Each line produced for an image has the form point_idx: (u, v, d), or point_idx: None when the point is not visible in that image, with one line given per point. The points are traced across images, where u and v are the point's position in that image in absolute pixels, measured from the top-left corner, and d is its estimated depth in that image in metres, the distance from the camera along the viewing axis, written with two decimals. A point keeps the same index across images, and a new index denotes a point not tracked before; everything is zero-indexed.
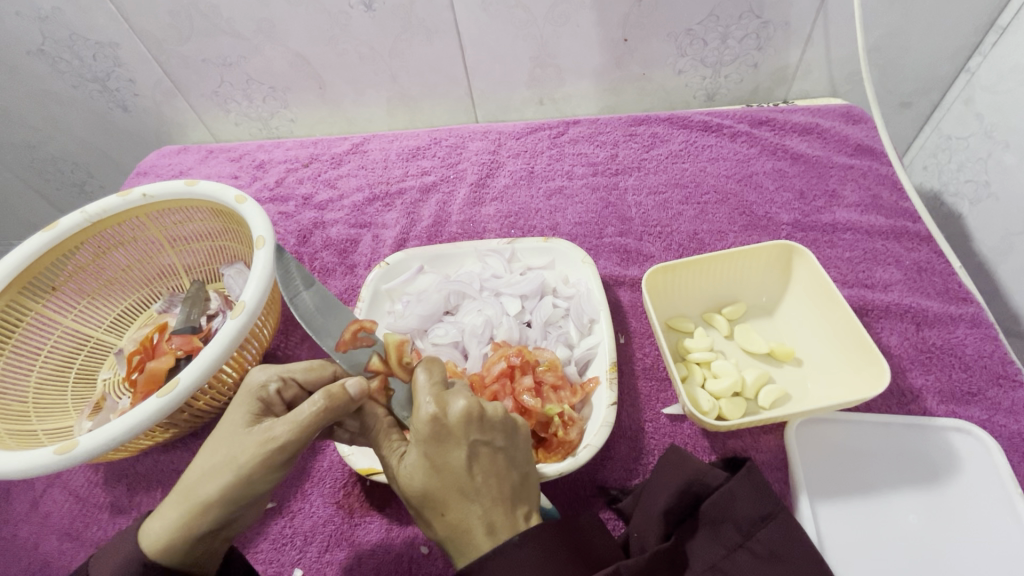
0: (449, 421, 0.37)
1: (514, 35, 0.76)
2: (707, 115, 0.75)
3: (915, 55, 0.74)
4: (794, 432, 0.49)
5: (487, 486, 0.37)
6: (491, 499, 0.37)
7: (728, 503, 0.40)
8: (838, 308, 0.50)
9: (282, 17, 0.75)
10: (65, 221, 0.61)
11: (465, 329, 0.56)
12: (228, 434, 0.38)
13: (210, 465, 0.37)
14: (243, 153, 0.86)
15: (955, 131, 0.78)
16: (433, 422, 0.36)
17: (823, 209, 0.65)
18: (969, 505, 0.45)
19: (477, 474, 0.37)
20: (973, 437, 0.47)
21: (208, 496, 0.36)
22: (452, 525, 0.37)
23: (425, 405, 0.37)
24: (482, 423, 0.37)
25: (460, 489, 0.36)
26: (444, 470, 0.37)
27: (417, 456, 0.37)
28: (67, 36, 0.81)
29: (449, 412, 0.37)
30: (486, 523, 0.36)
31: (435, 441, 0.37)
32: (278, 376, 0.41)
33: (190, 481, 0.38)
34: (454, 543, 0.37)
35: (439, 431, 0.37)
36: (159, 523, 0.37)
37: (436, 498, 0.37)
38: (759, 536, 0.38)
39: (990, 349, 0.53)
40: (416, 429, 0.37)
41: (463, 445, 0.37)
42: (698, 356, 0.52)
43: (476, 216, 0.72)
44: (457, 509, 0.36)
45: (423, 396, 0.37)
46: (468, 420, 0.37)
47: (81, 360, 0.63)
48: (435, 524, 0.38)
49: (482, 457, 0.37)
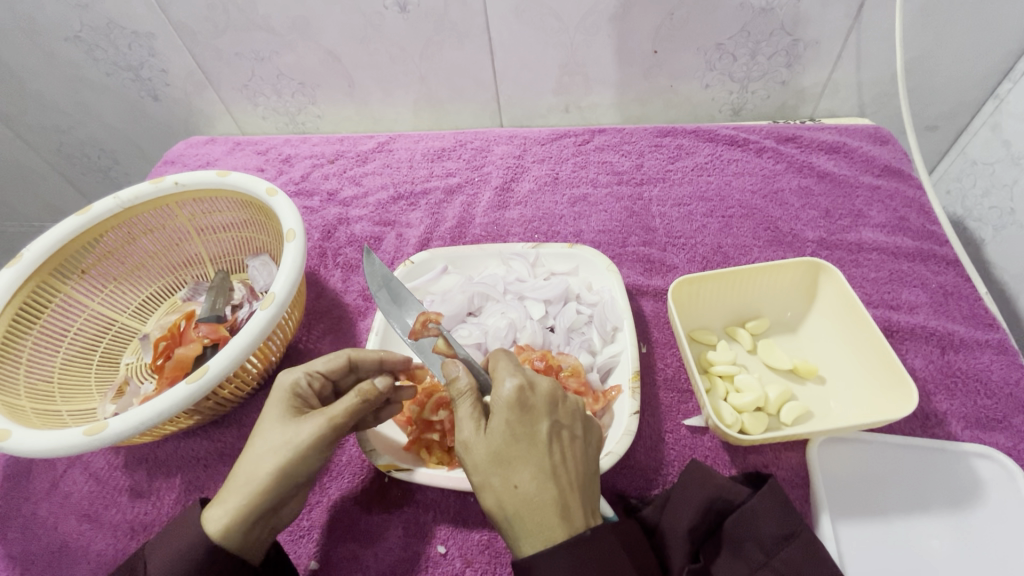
0: (534, 393, 0.38)
1: (545, 42, 0.76)
2: (734, 129, 0.76)
3: (946, 78, 0.74)
4: (816, 449, 0.49)
5: (567, 467, 0.36)
6: (568, 480, 0.36)
7: (750, 521, 0.40)
8: (864, 327, 0.50)
9: (317, 15, 0.76)
10: (98, 206, 0.62)
11: (488, 331, 0.56)
12: (272, 426, 0.41)
13: (264, 449, 0.40)
14: (270, 146, 0.87)
15: (981, 156, 0.77)
16: (518, 393, 0.37)
17: (849, 227, 0.65)
18: (992, 531, 0.45)
19: (557, 452, 0.36)
20: (997, 463, 0.47)
21: (267, 476, 0.39)
22: (525, 503, 0.35)
23: (511, 378, 0.38)
24: (563, 407, 0.39)
25: (541, 465, 0.35)
26: (525, 440, 0.36)
27: (496, 426, 0.37)
28: (103, 25, 0.82)
29: (534, 386, 0.38)
30: (563, 504, 0.35)
31: (520, 411, 0.37)
32: (305, 372, 0.43)
33: (243, 471, 0.40)
34: (522, 523, 0.35)
35: (524, 401, 0.37)
36: (215, 504, 0.40)
37: (512, 471, 0.35)
38: (782, 555, 0.39)
39: (1016, 376, 0.52)
40: (500, 398, 0.37)
41: (547, 419, 0.37)
42: (721, 369, 0.52)
43: (500, 220, 0.73)
44: (534, 485, 0.35)
45: (507, 371, 0.38)
46: (552, 397, 0.38)
47: (105, 344, 0.63)
48: (502, 500, 0.35)
49: (563, 437, 0.37)
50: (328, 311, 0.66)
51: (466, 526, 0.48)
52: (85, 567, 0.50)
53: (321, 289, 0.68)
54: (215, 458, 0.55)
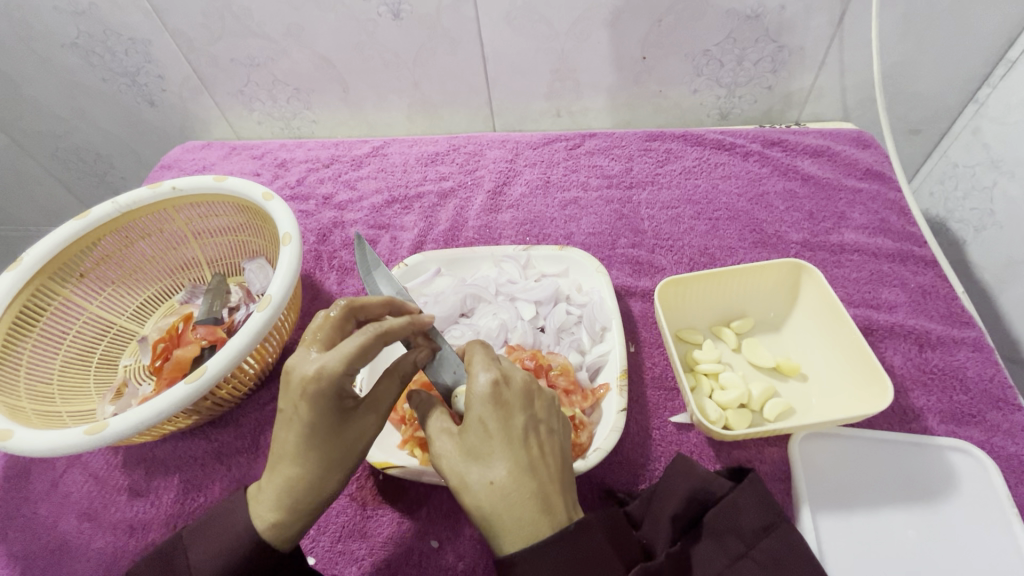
0: (509, 387, 0.39)
1: (536, 49, 0.78)
2: (721, 133, 0.78)
3: (926, 83, 0.76)
4: (797, 444, 0.50)
5: (545, 462, 0.37)
6: (547, 474, 0.37)
7: (731, 514, 0.41)
8: (845, 326, 0.52)
9: (312, 21, 0.77)
10: (97, 211, 0.63)
11: (480, 331, 0.58)
12: (332, 440, 0.40)
13: (329, 466, 0.40)
14: (266, 151, 0.88)
15: (962, 159, 0.79)
16: (493, 387, 0.38)
17: (832, 229, 0.67)
18: (966, 522, 0.46)
19: (533, 446, 0.38)
20: (972, 457, 0.49)
21: (333, 486, 0.41)
22: (503, 498, 0.36)
23: (485, 372, 0.39)
24: (538, 401, 0.40)
25: (519, 461, 0.36)
26: (499, 436, 0.37)
27: (472, 421, 0.38)
28: (101, 32, 0.83)
29: (508, 379, 0.39)
30: (544, 499, 0.36)
31: (496, 405, 0.38)
32: (348, 372, 0.38)
33: (308, 490, 0.40)
34: (500, 519, 0.36)
35: (499, 395, 0.38)
36: (269, 512, 0.40)
37: (488, 467, 0.37)
38: (761, 546, 0.40)
39: (991, 372, 0.54)
40: (474, 393, 0.38)
41: (522, 413, 0.38)
42: (706, 367, 0.53)
43: (492, 223, 0.74)
44: (510, 481, 0.36)
45: (481, 367, 0.39)
46: (527, 389, 0.39)
47: (103, 347, 0.64)
48: (478, 497, 0.36)
49: (539, 431, 0.39)
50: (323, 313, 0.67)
51: (459, 520, 0.49)
52: (85, 565, 0.51)
53: (316, 292, 0.69)
54: (213, 457, 0.56)
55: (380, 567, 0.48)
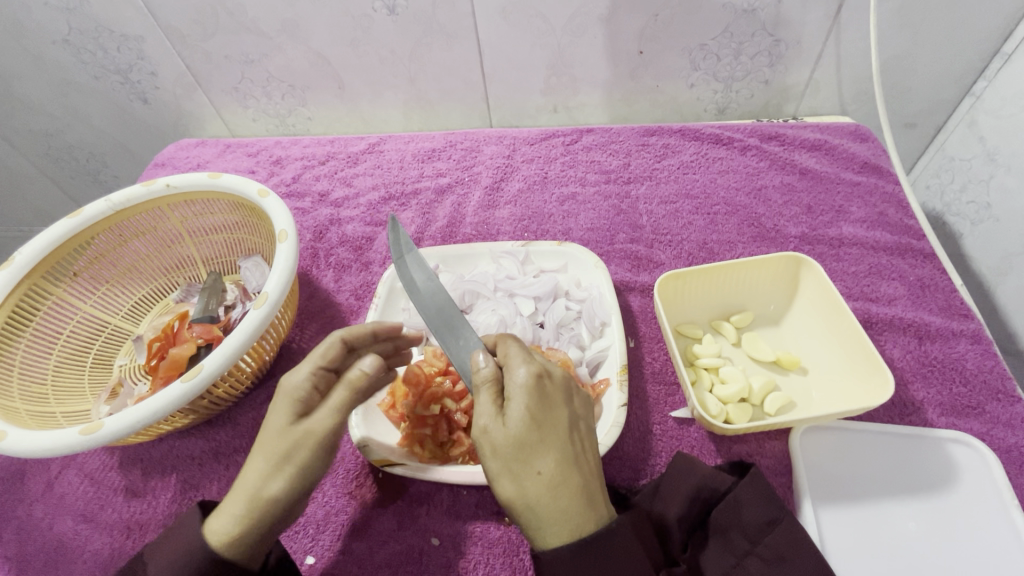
0: (550, 379, 0.39)
1: (533, 44, 0.77)
2: (719, 128, 0.77)
3: (923, 77, 0.76)
4: (798, 438, 0.50)
5: (586, 457, 0.38)
6: (588, 470, 0.37)
7: (734, 510, 0.41)
8: (844, 319, 0.52)
9: (307, 17, 0.76)
10: (89, 209, 0.62)
11: (479, 328, 0.57)
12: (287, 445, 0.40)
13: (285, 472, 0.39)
14: (261, 148, 0.87)
15: (958, 152, 0.79)
16: (537, 378, 0.38)
17: (830, 223, 0.67)
18: (966, 512, 0.46)
19: (576, 441, 0.38)
20: (972, 448, 0.49)
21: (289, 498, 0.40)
22: (549, 491, 0.35)
23: (527, 365, 0.39)
24: (575, 398, 0.40)
25: (563, 451, 0.36)
26: (547, 427, 0.36)
27: (513, 414, 0.36)
28: (92, 28, 0.82)
29: (549, 373, 0.39)
30: (587, 493, 0.36)
31: (539, 397, 0.37)
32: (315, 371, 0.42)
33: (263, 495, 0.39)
34: (543, 512, 0.35)
35: (542, 388, 0.38)
36: (231, 525, 0.39)
37: (535, 458, 0.35)
38: (766, 541, 0.40)
39: (990, 364, 0.54)
40: (518, 382, 0.38)
41: (564, 407, 0.38)
42: (706, 362, 0.53)
43: (490, 219, 0.74)
44: (558, 472, 0.35)
45: (520, 360, 0.39)
46: (567, 383, 0.40)
47: (98, 346, 0.64)
48: (523, 488, 0.35)
49: (579, 428, 0.39)
50: (320, 311, 0.66)
51: (459, 517, 0.49)
52: (82, 567, 0.50)
53: (313, 289, 0.69)
54: (210, 456, 0.55)
55: (381, 566, 0.47)
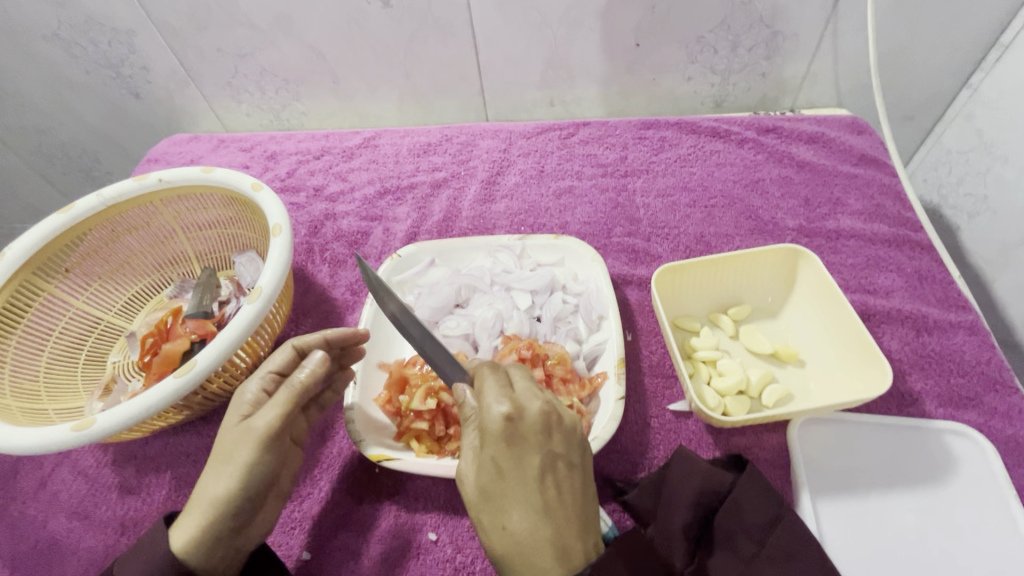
0: (523, 420, 0.37)
1: (529, 36, 0.77)
2: (716, 121, 0.77)
3: (921, 69, 0.76)
4: (796, 430, 0.50)
5: (562, 504, 0.36)
6: (563, 519, 0.35)
7: (736, 513, 0.41)
8: (842, 310, 0.51)
9: (300, 10, 0.76)
10: (80, 204, 0.61)
11: (476, 322, 0.57)
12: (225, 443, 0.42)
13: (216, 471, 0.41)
14: (255, 143, 0.87)
15: (956, 145, 0.79)
16: (505, 422, 0.37)
17: (828, 215, 0.67)
18: (964, 503, 0.46)
19: (550, 487, 0.36)
20: (969, 440, 0.49)
21: (220, 494, 0.40)
22: (514, 545, 0.35)
23: (498, 405, 0.37)
24: (560, 436, 0.38)
25: (529, 501, 0.36)
26: (511, 475, 0.36)
27: (484, 458, 0.37)
28: (82, 22, 0.81)
29: (521, 412, 0.37)
30: (558, 546, 0.34)
31: (507, 443, 0.37)
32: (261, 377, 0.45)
33: (203, 494, 0.41)
34: (510, 565, 0.35)
35: (511, 432, 0.37)
36: (188, 532, 0.40)
37: (501, 511, 0.36)
38: (771, 541, 0.40)
39: (988, 356, 0.54)
40: (485, 426, 0.37)
41: (539, 452, 0.37)
42: (704, 354, 0.53)
43: (486, 213, 0.73)
44: (523, 525, 0.35)
45: (493, 397, 0.38)
46: (545, 421, 0.38)
47: (91, 342, 0.63)
48: (494, 538, 0.37)
49: (559, 471, 0.37)
50: (315, 306, 0.66)
51: (457, 511, 0.49)
52: (76, 565, 0.50)
53: (308, 285, 0.68)
54: (205, 453, 0.55)
55: (378, 562, 0.47)
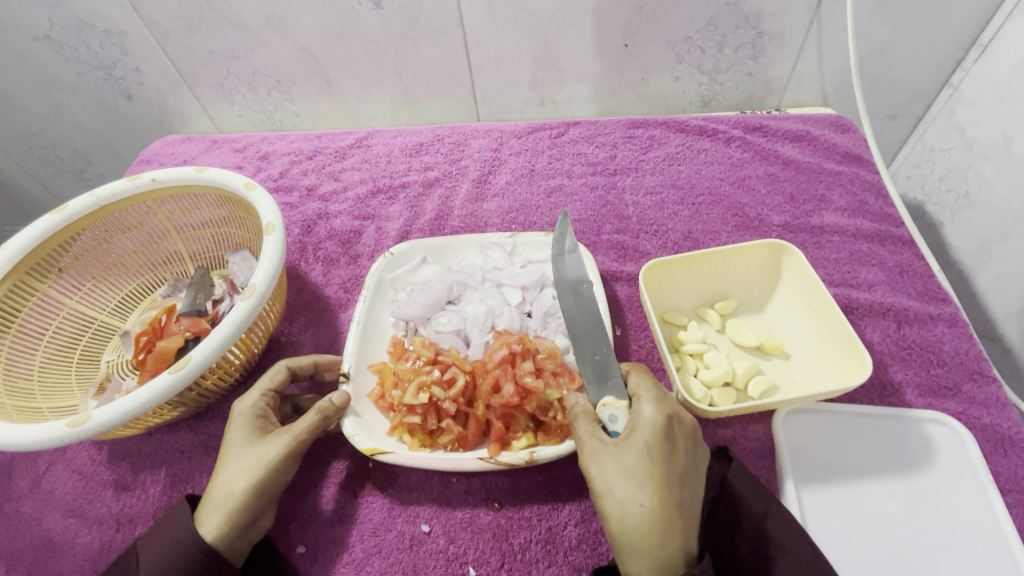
0: (678, 425, 0.42)
1: (519, 37, 0.78)
2: (703, 120, 0.78)
3: (903, 69, 0.78)
4: (780, 420, 0.51)
5: (688, 502, 0.40)
6: (689, 516, 0.39)
7: (732, 509, 0.43)
8: (825, 303, 0.53)
9: (292, 11, 0.76)
10: (74, 204, 0.62)
11: (467, 318, 0.58)
12: (241, 447, 0.45)
13: (236, 470, 0.44)
14: (247, 144, 0.87)
15: (938, 143, 0.81)
16: (665, 421, 0.41)
17: (812, 212, 0.68)
18: (943, 490, 0.47)
19: (684, 487, 0.40)
20: (948, 428, 0.50)
21: (242, 491, 0.43)
22: (648, 523, 0.38)
23: (654, 407, 0.43)
24: (696, 448, 0.43)
25: (670, 490, 0.39)
26: (659, 465, 0.40)
27: (635, 443, 0.41)
28: (74, 24, 0.82)
29: (679, 418, 0.42)
30: (684, 536, 0.38)
31: (662, 439, 0.41)
32: (264, 393, 0.49)
33: (219, 493, 0.43)
34: (634, 537, 0.38)
35: (667, 432, 0.41)
36: (212, 523, 0.42)
37: (639, 490, 0.39)
38: (763, 534, 0.41)
39: (967, 347, 0.55)
40: (644, 419, 0.42)
41: (682, 454, 0.41)
42: (691, 347, 0.54)
43: (478, 211, 0.74)
44: (659, 508, 0.38)
45: (650, 401, 0.43)
46: (692, 433, 0.43)
47: (85, 341, 0.63)
48: (624, 514, 0.39)
49: (691, 476, 0.41)
50: (309, 304, 0.66)
51: (449, 504, 0.50)
52: (71, 562, 0.50)
53: (302, 283, 0.69)
54: (200, 450, 0.55)
55: (372, 554, 0.47)
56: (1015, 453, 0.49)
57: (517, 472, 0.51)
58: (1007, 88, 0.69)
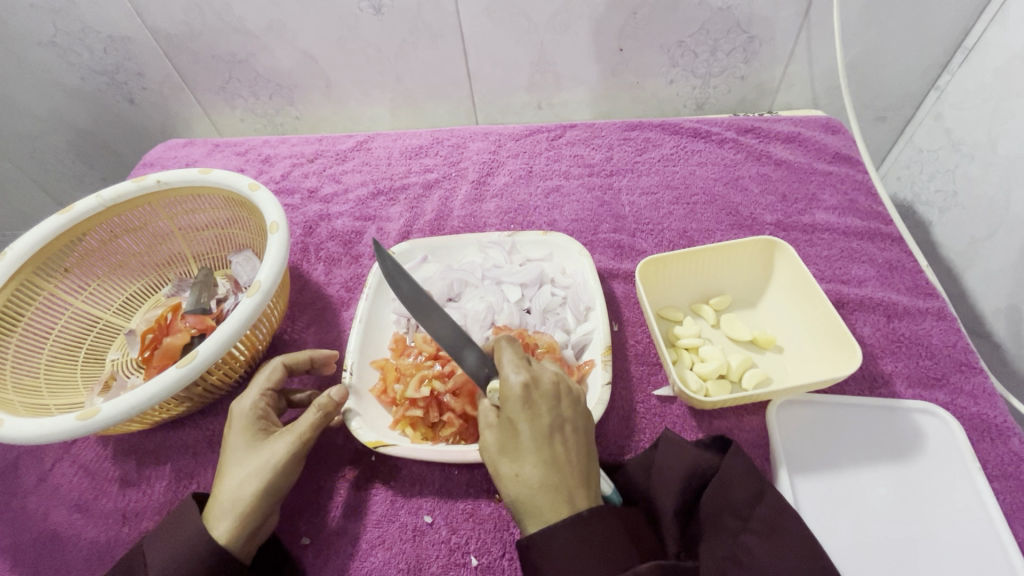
0: (538, 387, 0.41)
1: (516, 42, 0.80)
2: (697, 122, 0.80)
3: (890, 72, 0.80)
4: (775, 411, 0.52)
5: (569, 458, 0.39)
6: (569, 471, 0.39)
7: (722, 492, 0.44)
8: (816, 297, 0.54)
9: (293, 17, 0.78)
10: (81, 205, 0.63)
11: (468, 314, 0.59)
12: (246, 450, 0.46)
13: (242, 475, 0.44)
14: (249, 147, 0.88)
15: (927, 144, 0.83)
16: (524, 389, 0.40)
17: (804, 210, 0.70)
18: (933, 477, 0.49)
19: (557, 444, 0.39)
20: (937, 418, 0.51)
21: (252, 495, 0.43)
22: (529, 490, 0.38)
23: (516, 373, 0.41)
24: (569, 400, 0.42)
25: (544, 455, 0.39)
26: (525, 432, 0.40)
27: (504, 418, 0.41)
28: (79, 30, 0.83)
29: (536, 380, 0.41)
30: (565, 493, 0.38)
31: (522, 406, 0.40)
32: (262, 393, 0.50)
33: (228, 497, 0.43)
34: (527, 508, 0.39)
35: (528, 397, 0.40)
36: (223, 527, 0.42)
37: (516, 461, 0.39)
38: (757, 515, 0.42)
39: (954, 339, 0.57)
40: (507, 391, 0.41)
41: (550, 413, 0.40)
42: (687, 342, 0.55)
43: (477, 212, 0.75)
44: (536, 475, 0.38)
45: (511, 367, 0.42)
46: (555, 389, 0.42)
47: (90, 340, 0.64)
48: (509, 488, 0.40)
49: (567, 432, 0.40)
50: (311, 303, 0.67)
51: (450, 495, 0.51)
52: (78, 556, 0.51)
53: (304, 283, 0.70)
54: (205, 445, 0.56)
55: (375, 545, 0.48)
56: (1001, 441, 0.50)
57: None
58: (991, 90, 0.70)
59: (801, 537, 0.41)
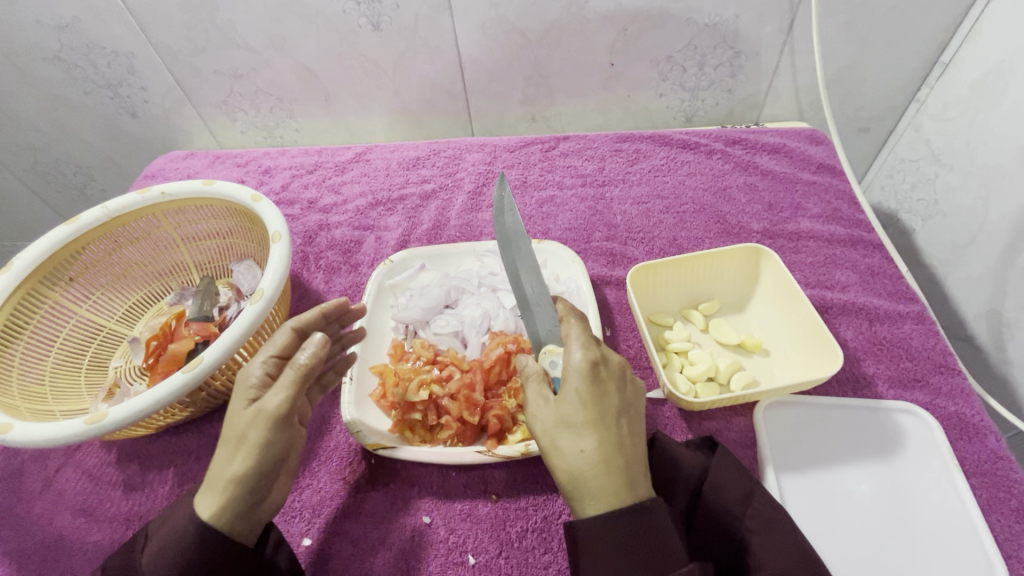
0: (605, 366, 0.43)
1: (510, 57, 0.82)
2: (686, 134, 0.83)
3: (871, 86, 0.83)
4: (761, 411, 0.54)
5: (631, 441, 0.41)
6: (632, 455, 0.40)
7: (716, 491, 0.45)
8: (800, 302, 0.56)
9: (294, 33, 0.80)
10: (86, 216, 0.64)
11: (465, 320, 0.61)
12: (230, 422, 0.43)
13: (227, 451, 0.42)
14: (249, 159, 0.90)
15: (908, 154, 0.86)
16: (591, 365, 0.41)
17: (789, 219, 0.72)
18: (914, 474, 0.50)
19: (623, 426, 0.41)
20: (917, 418, 0.53)
21: (234, 474, 0.41)
22: (592, 468, 0.39)
23: (583, 350, 0.42)
24: (627, 384, 0.44)
25: (608, 433, 0.40)
26: (592, 409, 0.40)
27: (568, 392, 0.41)
28: (83, 45, 0.85)
29: (605, 359, 0.43)
30: (629, 475, 0.39)
31: (591, 382, 0.41)
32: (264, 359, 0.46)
33: (214, 475, 0.42)
34: (587, 485, 0.39)
35: (597, 374, 0.41)
36: (210, 505, 0.41)
37: (579, 437, 0.40)
38: (750, 513, 0.44)
39: (933, 342, 0.59)
40: (572, 365, 0.42)
41: (615, 393, 0.42)
42: (677, 345, 0.57)
43: (473, 221, 0.78)
44: (602, 453, 0.39)
45: (578, 344, 0.43)
46: (621, 370, 0.43)
47: (94, 348, 0.65)
48: (569, 465, 0.40)
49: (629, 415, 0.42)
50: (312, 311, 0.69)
51: (449, 496, 0.52)
52: (82, 559, 0.51)
53: (304, 291, 0.71)
54: (207, 450, 0.58)
55: (376, 546, 0.49)
56: (979, 440, 0.52)
57: (514, 465, 0.54)
58: (967, 102, 0.73)
59: (792, 535, 0.42)
